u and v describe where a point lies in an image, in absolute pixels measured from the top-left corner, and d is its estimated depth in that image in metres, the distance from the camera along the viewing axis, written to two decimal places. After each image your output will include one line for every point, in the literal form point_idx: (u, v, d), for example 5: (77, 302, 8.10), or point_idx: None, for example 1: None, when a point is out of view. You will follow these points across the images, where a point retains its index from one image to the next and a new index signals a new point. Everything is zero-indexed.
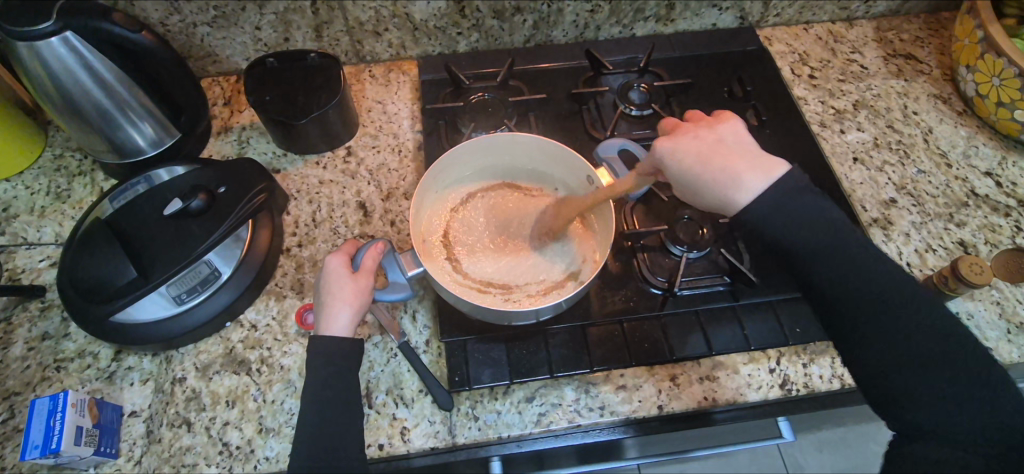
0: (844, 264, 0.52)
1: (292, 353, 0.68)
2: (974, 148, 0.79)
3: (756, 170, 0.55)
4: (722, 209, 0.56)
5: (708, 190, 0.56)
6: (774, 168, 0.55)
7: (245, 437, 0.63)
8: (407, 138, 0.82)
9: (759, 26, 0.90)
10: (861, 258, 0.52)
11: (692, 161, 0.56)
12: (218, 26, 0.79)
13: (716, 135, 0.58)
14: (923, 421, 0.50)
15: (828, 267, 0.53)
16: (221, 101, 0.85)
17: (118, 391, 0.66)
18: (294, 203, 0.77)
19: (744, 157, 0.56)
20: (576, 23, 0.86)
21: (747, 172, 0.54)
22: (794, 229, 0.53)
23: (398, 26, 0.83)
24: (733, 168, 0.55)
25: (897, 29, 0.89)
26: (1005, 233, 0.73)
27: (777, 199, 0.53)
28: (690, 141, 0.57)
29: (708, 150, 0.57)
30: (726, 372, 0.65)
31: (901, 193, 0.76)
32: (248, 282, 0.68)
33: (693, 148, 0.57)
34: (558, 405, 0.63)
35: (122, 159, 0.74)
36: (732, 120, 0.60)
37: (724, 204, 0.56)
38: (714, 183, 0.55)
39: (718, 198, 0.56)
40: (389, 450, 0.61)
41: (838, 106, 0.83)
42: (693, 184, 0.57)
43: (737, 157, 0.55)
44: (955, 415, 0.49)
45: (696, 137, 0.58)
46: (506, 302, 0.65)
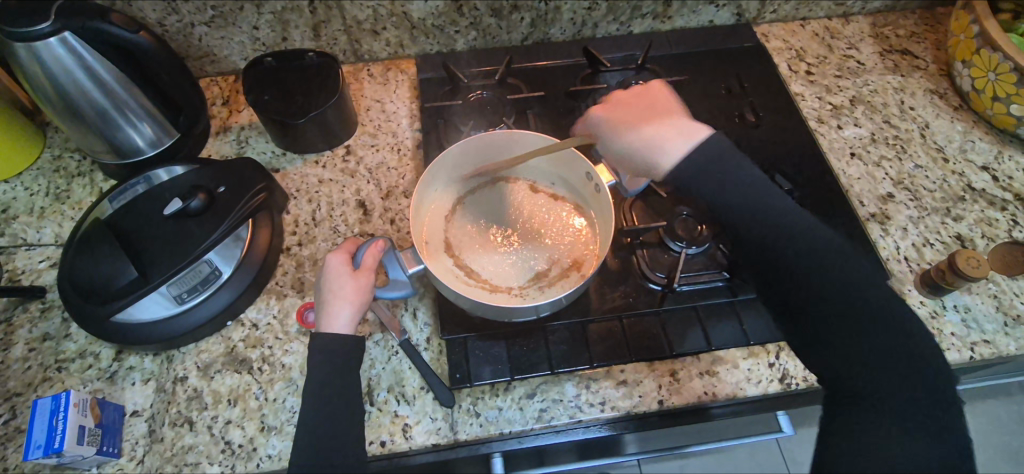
0: (805, 255, 0.53)
1: (293, 352, 0.68)
2: (971, 142, 0.79)
3: (681, 139, 0.57)
4: (649, 172, 0.59)
5: (638, 155, 0.58)
6: (697, 133, 0.57)
7: (247, 436, 0.63)
8: (405, 136, 0.82)
9: (755, 23, 0.90)
10: (831, 250, 0.53)
11: (641, 129, 0.58)
12: (216, 26, 0.79)
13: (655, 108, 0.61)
14: (878, 416, 0.50)
15: (798, 253, 0.53)
16: (219, 101, 0.85)
17: (119, 391, 0.66)
18: (294, 202, 0.77)
19: (667, 125, 0.58)
20: (573, 20, 0.86)
21: (670, 140, 0.57)
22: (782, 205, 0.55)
23: (396, 25, 0.83)
24: (656, 136, 0.57)
25: (892, 24, 0.90)
26: (1002, 226, 0.73)
27: (700, 162, 0.55)
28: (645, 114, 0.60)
29: (642, 122, 0.60)
30: (725, 366, 0.66)
31: (898, 188, 0.76)
32: (248, 281, 0.68)
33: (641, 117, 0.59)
34: (558, 401, 0.64)
35: (121, 160, 0.74)
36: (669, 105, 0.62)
37: (652, 169, 0.58)
38: (645, 149, 0.58)
39: (647, 162, 0.58)
40: (391, 447, 0.61)
41: (835, 102, 0.83)
42: (632, 149, 0.59)
43: (656, 125, 0.58)
44: (906, 416, 0.50)
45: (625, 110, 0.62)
46: (504, 301, 0.65)
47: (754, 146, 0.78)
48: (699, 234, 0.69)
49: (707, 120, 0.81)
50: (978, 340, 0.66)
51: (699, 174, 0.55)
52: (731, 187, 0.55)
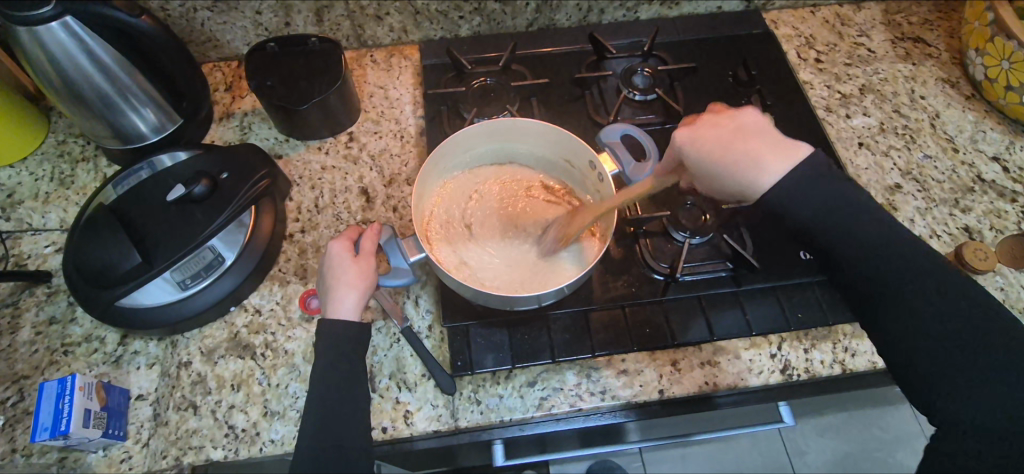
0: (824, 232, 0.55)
1: (296, 338, 0.68)
2: (982, 133, 0.78)
3: (778, 156, 0.55)
4: (745, 196, 0.56)
5: (731, 177, 0.55)
6: (794, 153, 0.55)
7: (250, 421, 0.64)
8: (409, 123, 0.82)
9: (765, 9, 0.89)
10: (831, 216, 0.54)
11: (716, 147, 0.55)
12: (219, 11, 0.79)
13: (738, 122, 0.57)
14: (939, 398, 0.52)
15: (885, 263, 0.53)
16: (222, 87, 0.85)
17: (124, 375, 0.66)
18: (297, 189, 0.77)
19: (761, 141, 0.55)
20: (579, 6, 0.85)
21: (769, 157, 0.54)
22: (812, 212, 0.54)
23: (399, 10, 0.82)
24: (752, 153, 0.54)
25: (905, 11, 0.88)
26: (1011, 218, 0.72)
27: (793, 187, 0.54)
28: (711, 127, 0.57)
29: (731, 138, 0.56)
30: (727, 357, 0.66)
31: (905, 178, 0.75)
32: (251, 268, 0.69)
33: (714, 137, 0.56)
34: (559, 389, 0.64)
35: (125, 145, 0.75)
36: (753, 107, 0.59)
37: (745, 190, 0.55)
38: (737, 171, 0.55)
39: (739, 184, 0.55)
40: (392, 433, 0.61)
41: (844, 91, 0.82)
42: (711, 171, 0.56)
43: (753, 141, 0.55)
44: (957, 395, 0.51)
45: (716, 125, 0.57)
46: (511, 290, 0.65)
47: None
48: (703, 222, 0.69)
49: (712, 109, 0.80)
50: None
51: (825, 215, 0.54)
52: (833, 205, 0.54)
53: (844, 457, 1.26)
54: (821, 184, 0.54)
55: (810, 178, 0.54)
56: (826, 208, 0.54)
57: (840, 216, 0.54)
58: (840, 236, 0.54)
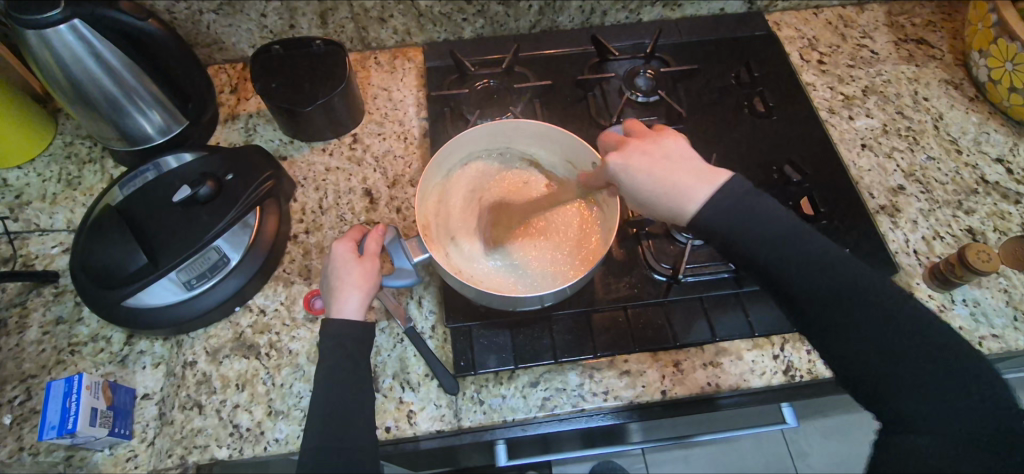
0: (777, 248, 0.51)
1: (300, 338, 0.69)
2: (985, 134, 0.78)
3: (703, 180, 0.54)
4: (677, 223, 0.55)
5: (662, 203, 0.55)
6: (717, 176, 0.54)
7: (255, 420, 0.64)
8: (412, 125, 0.82)
9: (767, 11, 0.89)
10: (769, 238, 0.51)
11: (644, 173, 0.55)
12: (224, 14, 0.79)
13: (664, 148, 0.56)
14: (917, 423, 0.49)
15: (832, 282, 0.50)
16: (227, 89, 0.85)
17: (131, 374, 0.67)
18: (301, 190, 0.78)
19: (687, 168, 0.55)
20: (582, 8, 0.85)
21: (696, 184, 0.53)
22: (759, 233, 0.51)
23: (402, 13, 0.83)
24: (678, 182, 0.54)
25: (908, 13, 0.88)
26: (1015, 220, 0.72)
27: (729, 206, 0.52)
28: (641, 155, 0.56)
29: (660, 167, 0.55)
30: (730, 358, 0.66)
31: (908, 180, 0.75)
32: (256, 268, 0.69)
33: (644, 165, 0.56)
34: (562, 390, 0.64)
35: (131, 146, 0.75)
36: (679, 133, 0.58)
37: (676, 216, 0.55)
38: (667, 198, 0.54)
39: (671, 211, 0.55)
40: (396, 433, 0.62)
41: (847, 92, 0.82)
42: (645, 200, 0.56)
43: (679, 170, 0.54)
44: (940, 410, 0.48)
45: (643, 152, 0.56)
46: (516, 291, 0.65)
47: (763, 135, 0.77)
48: None
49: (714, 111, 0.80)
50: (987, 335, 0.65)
51: (771, 234, 0.51)
52: (772, 225, 0.52)
53: (848, 459, 1.26)
54: (746, 205, 0.53)
55: (738, 199, 0.53)
56: (756, 226, 0.52)
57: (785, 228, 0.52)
58: (778, 255, 0.51)
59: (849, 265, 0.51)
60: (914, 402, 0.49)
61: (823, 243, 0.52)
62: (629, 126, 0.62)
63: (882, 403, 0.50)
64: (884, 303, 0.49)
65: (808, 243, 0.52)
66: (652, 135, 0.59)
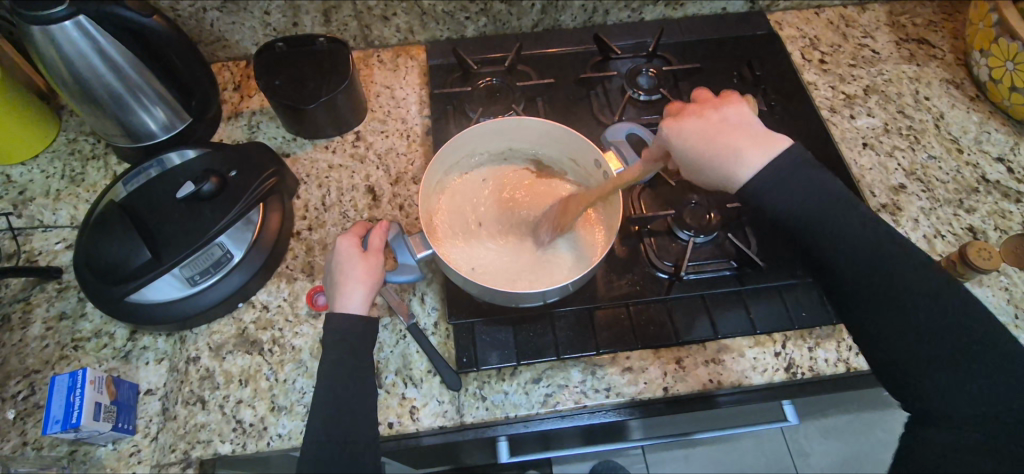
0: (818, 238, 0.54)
1: (303, 334, 0.69)
2: (986, 133, 0.78)
3: (758, 146, 0.55)
4: (725, 187, 0.57)
5: (708, 166, 0.57)
6: (776, 144, 0.56)
7: (258, 415, 0.65)
8: (415, 123, 0.83)
9: (769, 11, 0.89)
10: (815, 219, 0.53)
11: (697, 139, 0.57)
12: (228, 11, 0.80)
13: (723, 115, 0.58)
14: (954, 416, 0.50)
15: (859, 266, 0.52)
16: (230, 86, 0.86)
17: (134, 370, 0.67)
18: (304, 187, 0.78)
19: (743, 133, 0.56)
20: (585, 7, 0.86)
21: (748, 149, 0.55)
22: (790, 207, 0.54)
23: (406, 11, 0.83)
24: (733, 143, 0.56)
25: (909, 12, 0.88)
26: (1016, 219, 0.72)
27: (772, 176, 0.54)
28: (697, 120, 0.58)
29: (715, 130, 0.57)
30: (731, 355, 0.66)
31: (910, 179, 0.75)
32: (259, 264, 0.69)
33: (696, 128, 0.57)
34: (564, 386, 0.64)
35: (135, 143, 0.75)
36: (741, 102, 0.59)
37: (726, 180, 0.57)
38: (719, 159, 0.56)
39: (718, 173, 0.57)
40: (399, 429, 0.62)
41: (848, 91, 0.82)
42: (696, 161, 0.57)
43: (736, 133, 0.56)
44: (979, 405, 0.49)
45: (700, 117, 0.58)
46: (524, 286, 0.65)
47: None
48: (707, 222, 0.69)
49: None
50: None
51: (821, 207, 0.53)
52: (813, 199, 0.53)
53: (848, 459, 1.26)
54: (794, 181, 0.54)
55: (789, 165, 0.54)
56: (807, 200, 0.53)
57: (823, 206, 0.53)
58: (813, 231, 0.53)
59: (884, 250, 0.52)
60: (939, 385, 0.50)
61: (871, 224, 0.53)
62: (693, 95, 0.63)
63: (908, 384, 0.52)
64: (924, 287, 0.50)
65: (845, 223, 0.53)
66: (713, 100, 0.60)
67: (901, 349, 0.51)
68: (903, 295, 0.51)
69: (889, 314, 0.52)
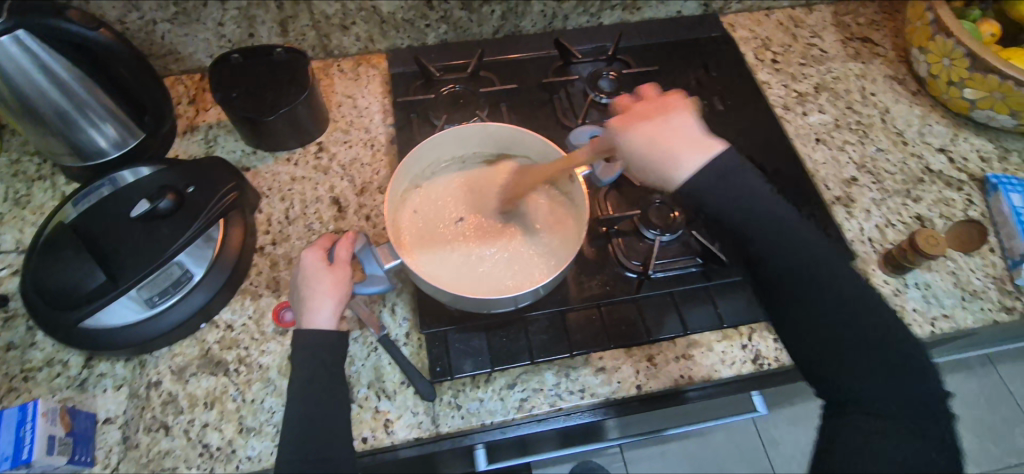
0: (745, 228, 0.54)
1: (270, 352, 0.67)
2: (928, 126, 0.82)
3: (697, 150, 0.54)
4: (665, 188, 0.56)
5: (652, 170, 0.56)
6: (712, 147, 0.54)
7: (225, 438, 0.63)
8: (379, 132, 0.82)
9: (721, 13, 0.92)
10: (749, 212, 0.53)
11: (641, 140, 0.56)
12: (180, 23, 0.77)
13: (665, 118, 0.57)
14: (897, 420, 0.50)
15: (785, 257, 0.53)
16: (185, 100, 0.83)
17: (90, 399, 0.64)
18: (266, 201, 0.76)
19: (681, 135, 0.55)
20: (544, 13, 0.87)
21: (687, 152, 0.54)
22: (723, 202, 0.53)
23: (365, 20, 0.83)
24: (672, 148, 0.55)
25: (853, 13, 0.92)
26: (959, 206, 0.76)
27: (714, 173, 0.53)
28: (640, 124, 0.57)
29: (653, 132, 0.56)
30: (700, 350, 0.67)
31: (861, 171, 0.78)
32: (222, 282, 0.67)
33: (639, 131, 0.56)
34: (539, 390, 0.64)
35: (84, 162, 0.72)
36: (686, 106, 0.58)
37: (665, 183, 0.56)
38: (657, 163, 0.55)
39: (659, 177, 0.56)
40: (373, 443, 0.61)
41: (799, 89, 0.85)
42: (640, 163, 0.57)
43: (674, 137, 0.55)
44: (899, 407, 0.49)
45: (643, 120, 0.57)
46: (502, 290, 0.65)
47: (723, 132, 0.80)
48: (672, 220, 0.70)
49: None
50: (939, 315, 0.69)
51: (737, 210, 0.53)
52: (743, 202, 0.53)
53: (818, 445, 1.30)
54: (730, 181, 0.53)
55: (722, 169, 0.53)
56: (738, 203, 0.53)
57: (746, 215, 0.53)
58: (767, 242, 0.53)
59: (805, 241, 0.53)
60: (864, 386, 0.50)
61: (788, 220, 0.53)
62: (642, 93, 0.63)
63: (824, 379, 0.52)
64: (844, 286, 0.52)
65: (785, 223, 0.53)
66: (658, 101, 0.59)
67: (828, 350, 0.51)
68: (830, 306, 0.52)
69: (819, 310, 0.52)
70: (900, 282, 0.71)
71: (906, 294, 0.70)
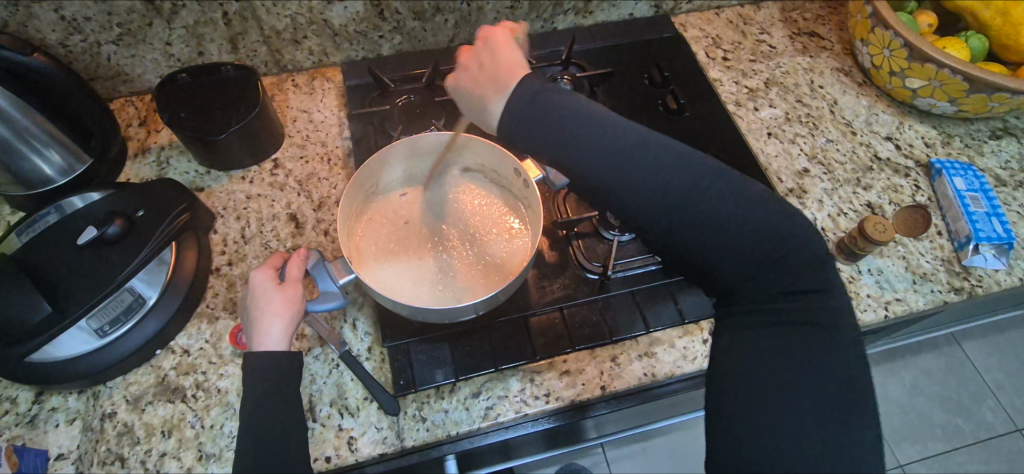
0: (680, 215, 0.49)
1: (229, 375, 0.66)
2: (875, 115, 0.84)
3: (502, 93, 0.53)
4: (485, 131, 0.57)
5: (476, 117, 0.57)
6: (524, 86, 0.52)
7: (184, 467, 0.61)
8: (335, 145, 0.81)
9: (673, 14, 0.94)
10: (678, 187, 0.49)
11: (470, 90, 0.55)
12: (125, 44, 0.76)
13: (480, 62, 0.56)
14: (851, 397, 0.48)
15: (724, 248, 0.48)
16: (135, 122, 0.81)
17: (41, 435, 0.62)
18: (221, 221, 0.75)
19: (489, 79, 0.54)
20: (497, 20, 0.87)
21: (496, 97, 0.53)
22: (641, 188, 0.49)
23: (316, 33, 0.82)
24: (484, 92, 0.54)
25: (800, 9, 0.95)
26: (906, 192, 0.78)
27: (581, 134, 0.50)
28: (466, 72, 0.57)
29: (475, 79, 0.55)
30: (663, 347, 0.68)
31: (812, 162, 0.80)
32: (176, 307, 0.66)
33: (466, 80, 0.56)
34: (504, 397, 0.64)
35: (29, 191, 0.70)
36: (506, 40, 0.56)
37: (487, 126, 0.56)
38: (477, 107, 0.55)
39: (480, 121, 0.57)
40: (337, 462, 0.60)
41: (751, 85, 0.87)
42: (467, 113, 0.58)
43: (487, 84, 0.54)
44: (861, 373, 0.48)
45: (467, 68, 0.57)
46: (448, 302, 0.63)
47: (678, 130, 0.81)
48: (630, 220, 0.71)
49: (632, 111, 0.83)
50: (892, 299, 0.70)
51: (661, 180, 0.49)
52: (660, 174, 0.49)
53: None
54: (629, 155, 0.50)
55: (576, 122, 0.50)
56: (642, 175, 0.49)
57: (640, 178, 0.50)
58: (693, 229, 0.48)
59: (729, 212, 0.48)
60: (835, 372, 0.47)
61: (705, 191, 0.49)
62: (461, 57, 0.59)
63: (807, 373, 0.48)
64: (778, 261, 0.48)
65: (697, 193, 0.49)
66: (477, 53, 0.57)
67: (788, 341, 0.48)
68: (747, 260, 0.48)
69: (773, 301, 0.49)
70: (853, 269, 0.72)
71: (860, 281, 0.71)
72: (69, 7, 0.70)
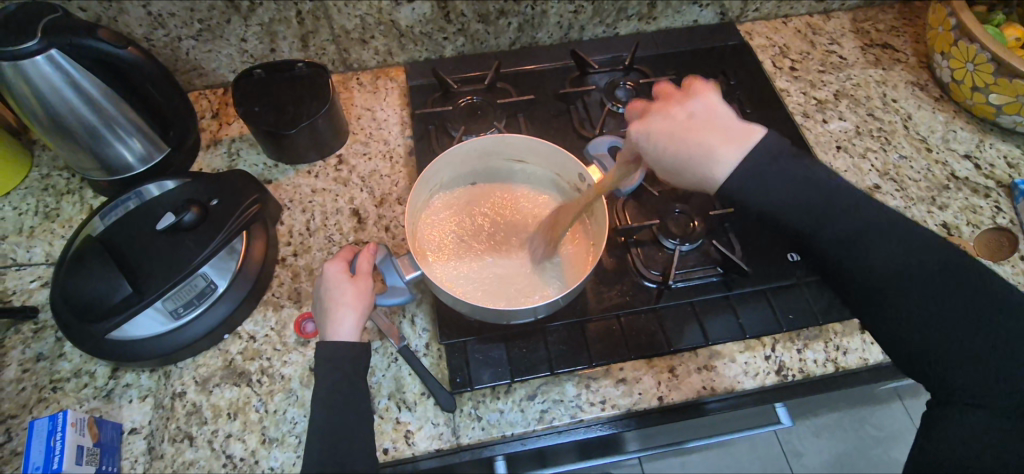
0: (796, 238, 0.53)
1: (292, 362, 0.68)
2: (952, 132, 0.81)
3: (730, 142, 0.54)
4: (703, 188, 0.56)
5: (687, 171, 0.55)
6: (747, 137, 0.54)
7: (248, 449, 0.63)
8: (397, 144, 0.83)
9: (739, 22, 0.92)
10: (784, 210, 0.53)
11: (669, 140, 0.56)
12: (204, 39, 0.79)
13: (687, 110, 0.57)
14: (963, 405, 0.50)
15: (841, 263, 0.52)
16: (208, 115, 0.85)
17: (116, 409, 0.65)
18: (287, 213, 0.77)
19: (711, 130, 0.55)
20: (560, 24, 0.87)
21: (721, 146, 0.54)
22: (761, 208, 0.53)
23: (384, 34, 0.84)
24: (706, 142, 0.54)
25: (872, 19, 0.92)
26: (986, 213, 0.74)
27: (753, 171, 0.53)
28: (661, 120, 0.57)
29: (685, 127, 0.55)
30: (723, 361, 0.67)
31: (883, 178, 0.77)
32: (244, 294, 0.68)
33: (665, 129, 0.56)
34: (559, 401, 0.64)
35: (111, 176, 0.74)
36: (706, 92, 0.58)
37: (703, 181, 0.55)
38: (689, 163, 0.55)
39: (695, 176, 0.55)
40: (394, 454, 0.61)
41: (819, 96, 0.85)
42: (671, 165, 0.56)
43: (703, 131, 0.55)
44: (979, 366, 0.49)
45: (665, 116, 0.57)
46: (505, 303, 0.64)
47: None
48: (692, 230, 0.70)
49: None
50: None
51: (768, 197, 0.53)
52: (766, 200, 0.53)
53: (841, 457, 1.28)
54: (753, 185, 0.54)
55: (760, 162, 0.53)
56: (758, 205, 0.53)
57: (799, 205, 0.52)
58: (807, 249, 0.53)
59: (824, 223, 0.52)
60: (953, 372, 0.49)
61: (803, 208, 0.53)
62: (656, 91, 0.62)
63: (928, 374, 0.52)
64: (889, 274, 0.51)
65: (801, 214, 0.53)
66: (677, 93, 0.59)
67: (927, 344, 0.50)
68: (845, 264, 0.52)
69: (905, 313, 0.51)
70: None
71: None
72: (156, 4, 0.73)
